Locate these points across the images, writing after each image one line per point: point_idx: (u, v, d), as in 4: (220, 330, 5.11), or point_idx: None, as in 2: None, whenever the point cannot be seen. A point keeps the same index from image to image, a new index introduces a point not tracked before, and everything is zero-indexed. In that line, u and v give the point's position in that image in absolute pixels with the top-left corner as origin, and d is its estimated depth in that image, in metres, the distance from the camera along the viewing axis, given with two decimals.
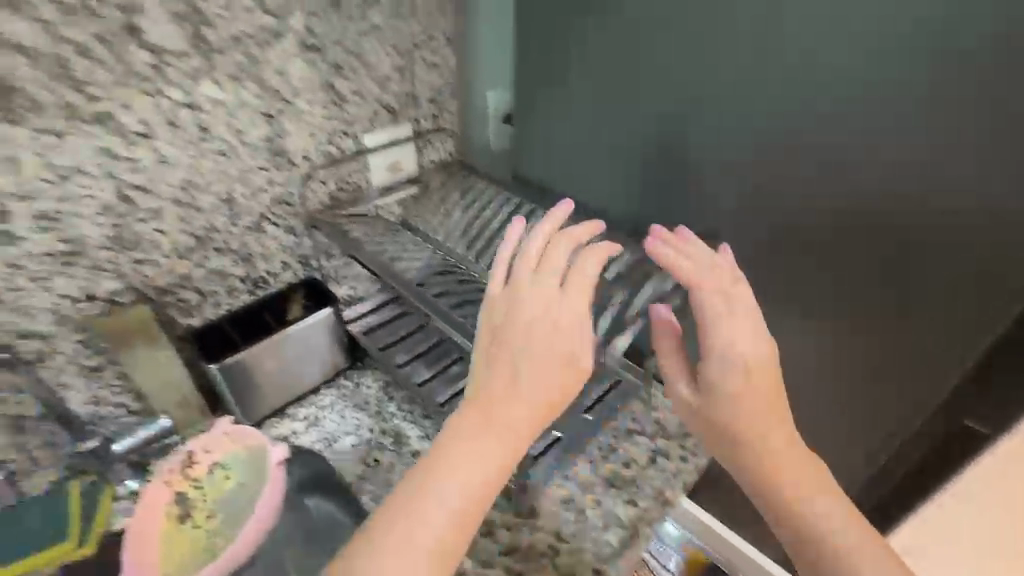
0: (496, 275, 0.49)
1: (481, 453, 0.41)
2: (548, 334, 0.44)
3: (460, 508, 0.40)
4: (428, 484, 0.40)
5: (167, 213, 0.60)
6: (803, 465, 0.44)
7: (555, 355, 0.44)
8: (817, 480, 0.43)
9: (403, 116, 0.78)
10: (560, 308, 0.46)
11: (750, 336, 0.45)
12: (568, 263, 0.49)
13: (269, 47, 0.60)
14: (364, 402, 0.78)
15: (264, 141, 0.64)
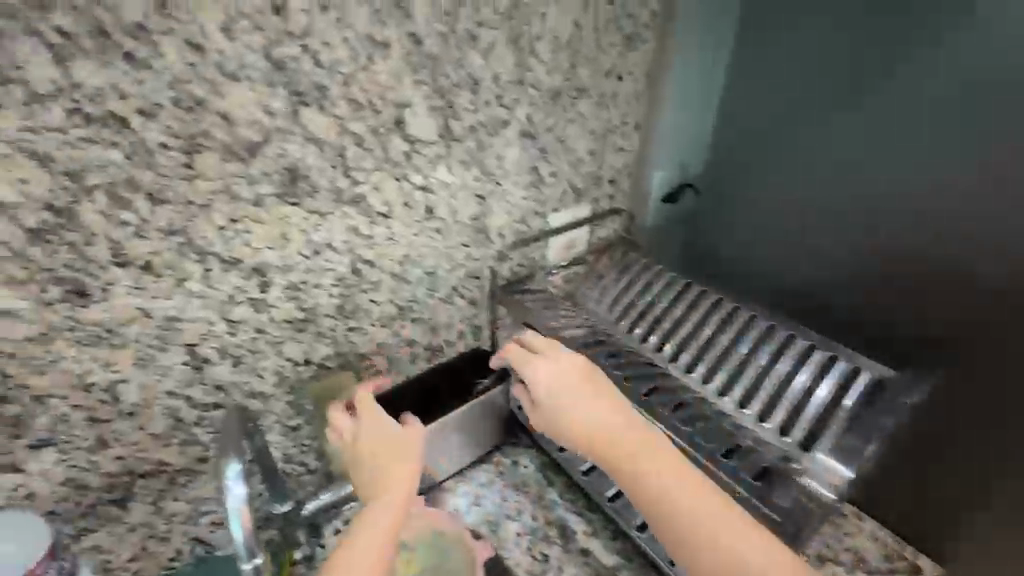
0: (342, 415, 0.59)
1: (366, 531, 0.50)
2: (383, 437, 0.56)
3: (393, 499, 0.52)
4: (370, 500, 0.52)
5: (383, 284, 0.62)
6: (665, 479, 0.52)
7: (395, 449, 0.56)
8: (697, 503, 0.51)
9: (585, 196, 0.79)
10: (374, 413, 0.58)
11: (568, 376, 0.58)
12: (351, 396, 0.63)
13: (495, 135, 0.62)
14: (524, 484, 0.75)
15: (472, 219, 0.66)
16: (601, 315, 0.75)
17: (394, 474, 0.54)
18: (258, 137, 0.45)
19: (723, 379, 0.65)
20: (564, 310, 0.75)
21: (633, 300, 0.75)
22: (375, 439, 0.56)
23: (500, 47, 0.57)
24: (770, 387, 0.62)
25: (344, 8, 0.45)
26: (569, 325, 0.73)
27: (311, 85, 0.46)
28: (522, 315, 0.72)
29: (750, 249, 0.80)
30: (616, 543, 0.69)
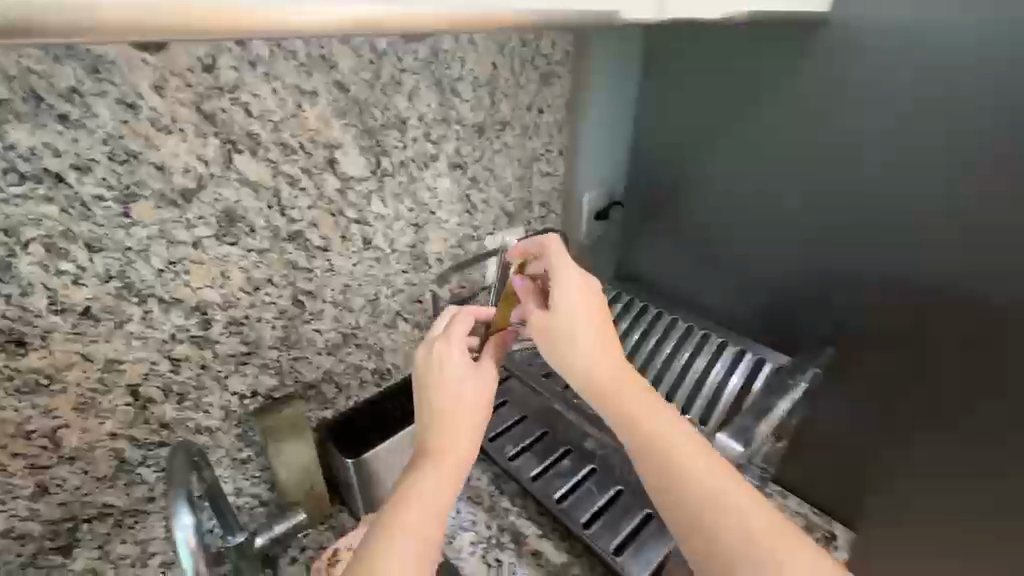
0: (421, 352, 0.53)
1: (424, 491, 0.42)
2: (466, 392, 0.50)
3: (449, 460, 0.46)
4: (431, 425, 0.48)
5: (326, 314, 0.65)
6: (697, 471, 0.43)
7: (468, 408, 0.49)
8: (730, 503, 0.41)
9: (518, 218, 0.85)
10: (450, 360, 0.51)
11: (580, 325, 0.50)
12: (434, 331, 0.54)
13: (425, 168, 0.67)
14: (477, 495, 0.78)
15: (409, 247, 0.71)
16: None
17: (461, 431, 0.48)
18: (193, 184, 0.49)
19: (650, 379, 0.71)
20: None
21: None
22: (460, 374, 0.51)
23: (423, 89, 0.63)
24: (691, 378, 0.70)
25: (272, 63, 0.49)
26: None
27: (243, 134, 0.50)
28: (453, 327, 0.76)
29: (773, 287, 0.75)
30: (566, 541, 0.72)
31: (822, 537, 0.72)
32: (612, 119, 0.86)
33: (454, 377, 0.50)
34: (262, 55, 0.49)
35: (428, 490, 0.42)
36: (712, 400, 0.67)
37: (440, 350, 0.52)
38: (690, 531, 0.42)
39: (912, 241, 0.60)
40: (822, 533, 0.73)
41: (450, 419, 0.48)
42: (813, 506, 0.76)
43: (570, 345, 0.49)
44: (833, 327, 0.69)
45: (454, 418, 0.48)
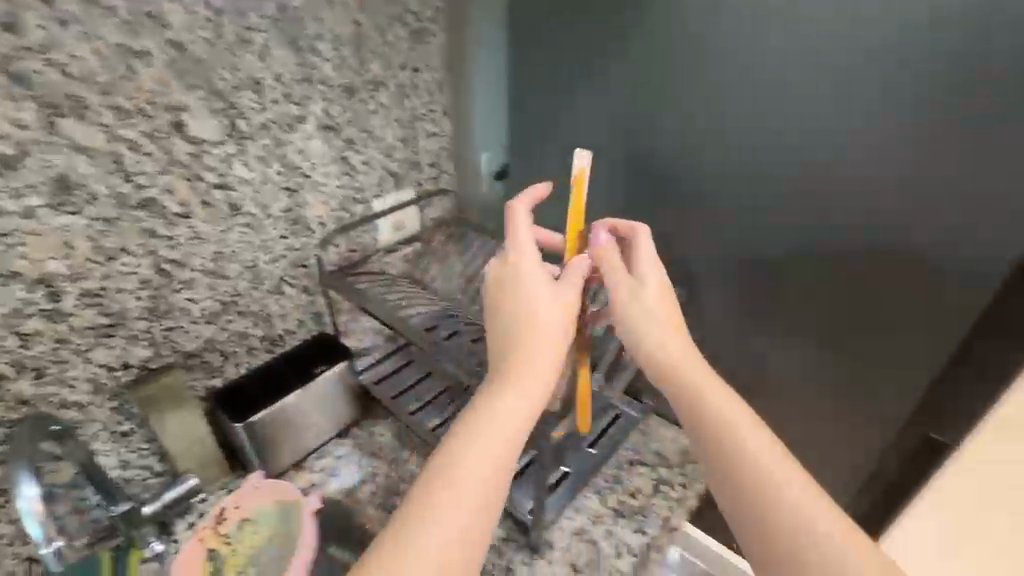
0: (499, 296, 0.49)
1: (473, 464, 0.38)
2: (528, 345, 0.45)
3: (508, 423, 0.41)
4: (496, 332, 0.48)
5: (197, 282, 0.65)
6: (759, 448, 0.40)
7: (537, 363, 0.45)
8: (779, 474, 0.39)
9: (406, 180, 0.86)
10: (520, 307, 0.48)
11: (653, 315, 0.49)
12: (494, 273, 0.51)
13: (291, 131, 0.67)
14: (378, 449, 0.82)
15: (285, 212, 0.71)
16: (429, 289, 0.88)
17: (519, 386, 0.43)
18: (13, 151, 0.48)
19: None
20: (403, 288, 0.84)
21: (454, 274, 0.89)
22: (536, 282, 0.49)
23: (275, 48, 0.62)
24: None
25: (88, 21, 0.48)
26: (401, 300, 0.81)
27: (67, 97, 0.49)
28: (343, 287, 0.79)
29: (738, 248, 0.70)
30: None
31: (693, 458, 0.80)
32: (496, 78, 0.85)
33: (535, 286, 0.49)
34: (75, 13, 0.47)
35: (512, 402, 0.42)
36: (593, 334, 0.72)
37: (509, 302, 0.48)
38: (735, 495, 0.40)
39: (888, 196, 0.58)
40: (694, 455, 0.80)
41: (514, 372, 0.44)
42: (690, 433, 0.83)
43: (627, 313, 0.50)
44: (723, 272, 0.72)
45: (516, 371, 0.44)
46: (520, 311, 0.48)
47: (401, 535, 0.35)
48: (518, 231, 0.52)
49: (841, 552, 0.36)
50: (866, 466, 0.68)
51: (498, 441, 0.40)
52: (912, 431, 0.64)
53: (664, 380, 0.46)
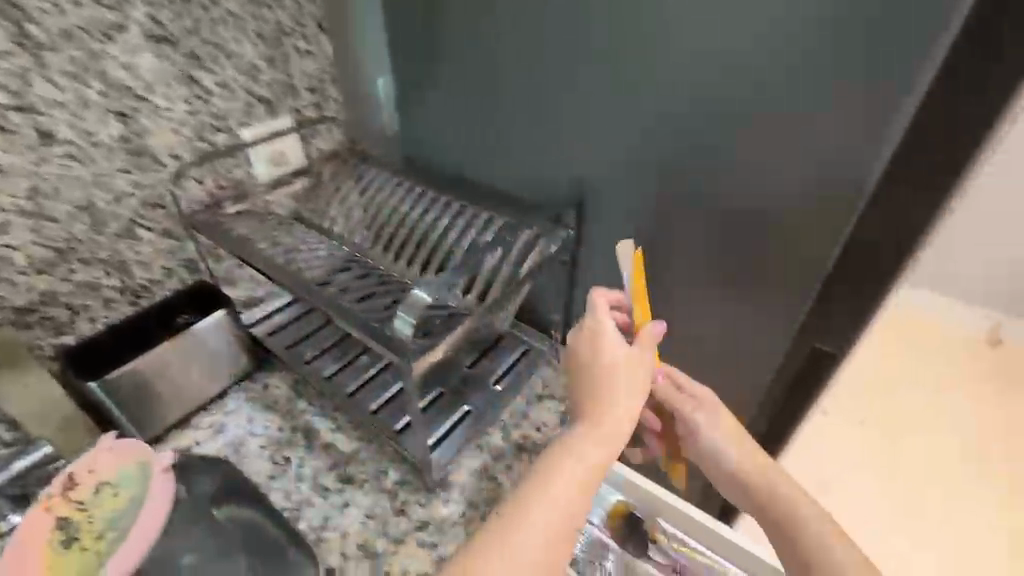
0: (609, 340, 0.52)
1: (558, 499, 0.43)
2: (627, 391, 0.50)
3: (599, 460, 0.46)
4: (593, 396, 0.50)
5: (14, 226, 0.58)
6: (795, 497, 0.52)
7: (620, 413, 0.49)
8: (811, 517, 0.51)
9: (281, 107, 0.77)
10: (637, 368, 0.52)
11: (714, 414, 0.59)
12: (601, 339, 0.53)
13: (109, 42, 0.58)
14: (273, 402, 0.77)
15: (120, 141, 0.62)
16: (323, 228, 0.82)
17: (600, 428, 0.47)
18: None
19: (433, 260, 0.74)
20: (286, 234, 0.77)
21: (347, 209, 0.83)
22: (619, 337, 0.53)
23: None
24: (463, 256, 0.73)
25: None
26: (280, 245, 0.73)
27: None
28: (206, 230, 0.70)
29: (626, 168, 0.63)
30: (359, 431, 0.73)
31: None
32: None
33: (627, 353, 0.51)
34: None
35: (603, 445, 0.47)
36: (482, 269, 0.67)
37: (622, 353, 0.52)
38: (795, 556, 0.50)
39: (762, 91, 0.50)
40: None
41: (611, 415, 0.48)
42: None
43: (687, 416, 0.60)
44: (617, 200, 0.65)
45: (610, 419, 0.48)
46: (602, 359, 0.51)
47: (498, 534, 0.42)
48: (601, 315, 0.54)
49: (828, 543, 0.49)
50: (765, 393, 0.66)
51: (577, 475, 0.45)
52: (800, 352, 0.60)
53: (712, 464, 0.58)
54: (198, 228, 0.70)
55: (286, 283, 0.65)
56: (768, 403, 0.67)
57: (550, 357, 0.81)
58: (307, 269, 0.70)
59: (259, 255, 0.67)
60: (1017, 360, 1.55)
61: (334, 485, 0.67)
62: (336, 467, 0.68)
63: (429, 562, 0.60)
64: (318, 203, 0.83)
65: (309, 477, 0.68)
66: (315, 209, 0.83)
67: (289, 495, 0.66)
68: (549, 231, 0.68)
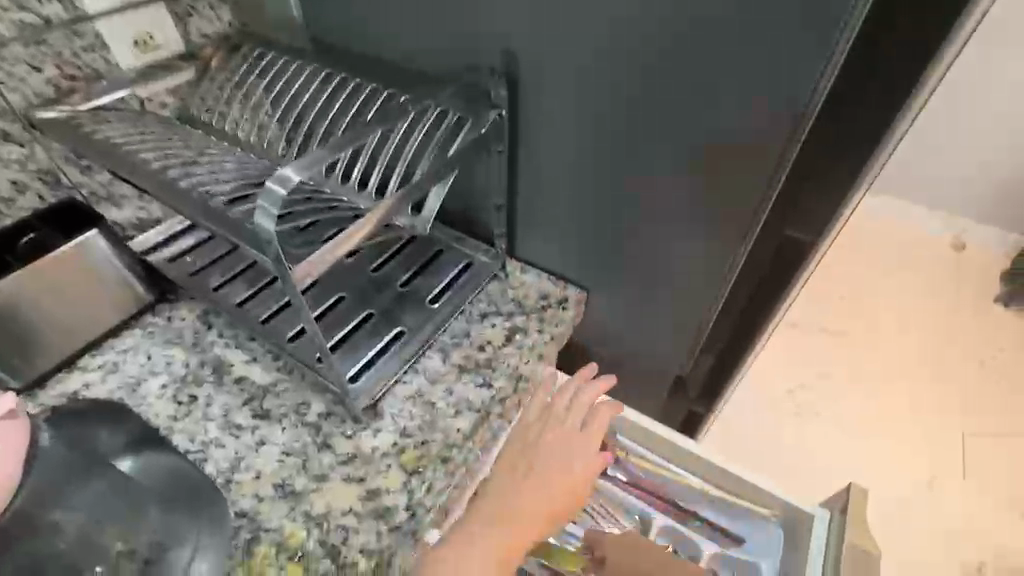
0: (569, 437, 0.55)
1: (482, 551, 0.48)
2: (563, 467, 0.54)
3: (527, 528, 0.50)
4: (530, 477, 0.52)
5: None
6: None
7: (557, 488, 0.52)
8: None
9: None
10: (584, 450, 0.55)
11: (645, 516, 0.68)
12: (577, 424, 0.56)
13: None
14: (178, 336, 0.67)
15: None
16: (224, 134, 0.70)
17: (527, 497, 0.51)
18: None
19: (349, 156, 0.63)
20: (179, 146, 0.62)
21: (252, 109, 0.69)
22: (583, 432, 0.56)
23: None
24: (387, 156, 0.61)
25: None
26: (167, 154, 0.60)
27: None
28: (56, 130, 0.56)
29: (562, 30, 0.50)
30: (277, 362, 0.64)
31: (554, 303, 0.70)
32: None
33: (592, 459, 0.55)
34: None
35: (530, 514, 0.50)
36: (397, 155, 0.61)
37: (579, 440, 0.55)
38: None
39: None
40: (555, 299, 0.70)
41: (547, 485, 0.52)
42: (553, 275, 0.72)
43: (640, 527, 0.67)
44: (550, 66, 0.52)
45: (546, 494, 0.51)
46: (557, 439, 0.55)
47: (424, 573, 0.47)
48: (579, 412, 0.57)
49: None
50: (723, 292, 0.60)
51: (503, 536, 0.49)
52: (767, 247, 0.54)
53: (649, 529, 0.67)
54: (40, 125, 0.56)
55: (180, 207, 0.53)
56: (736, 302, 0.61)
57: (496, 271, 0.71)
58: (184, 178, 0.56)
59: (142, 169, 0.54)
60: (981, 264, 1.52)
61: (247, 423, 0.59)
62: (250, 402, 0.60)
63: (355, 497, 0.54)
64: (210, 102, 0.70)
65: (218, 416, 0.59)
66: (208, 110, 0.70)
67: (195, 437, 0.58)
68: (473, 113, 0.56)
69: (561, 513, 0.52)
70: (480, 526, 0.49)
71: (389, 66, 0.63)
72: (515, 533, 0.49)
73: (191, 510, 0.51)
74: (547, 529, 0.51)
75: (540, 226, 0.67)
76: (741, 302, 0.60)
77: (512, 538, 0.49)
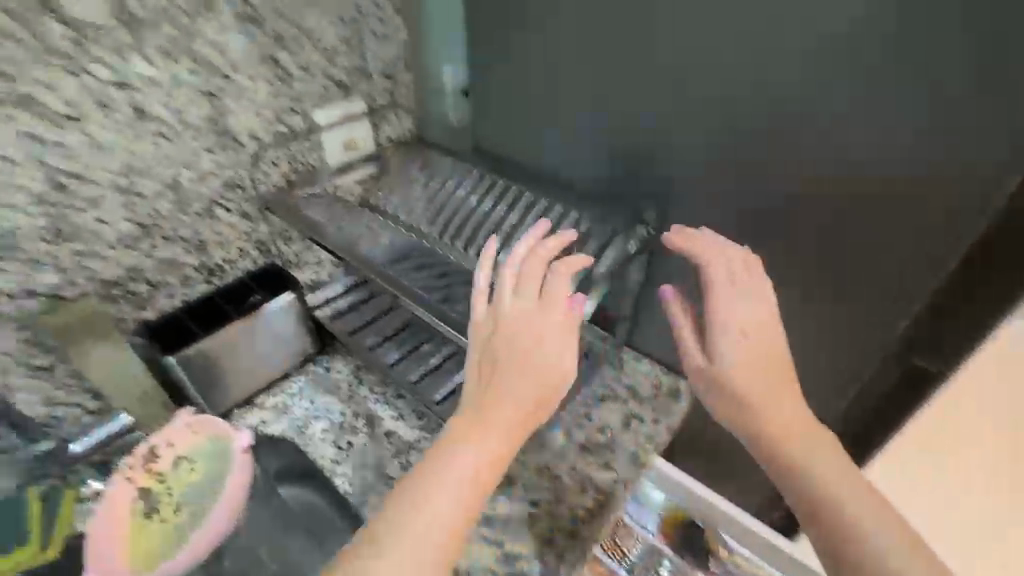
0: (514, 303, 0.48)
1: (469, 461, 0.42)
2: (523, 344, 0.46)
3: (497, 428, 0.43)
4: (496, 374, 0.46)
5: (106, 201, 0.57)
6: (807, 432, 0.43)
7: (536, 383, 0.45)
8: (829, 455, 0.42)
9: (355, 91, 0.76)
10: (553, 322, 0.48)
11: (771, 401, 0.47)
12: (545, 284, 0.50)
13: (201, 18, 0.57)
14: (335, 386, 0.77)
15: (206, 121, 0.62)
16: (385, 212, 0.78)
17: (508, 386, 0.45)
18: None
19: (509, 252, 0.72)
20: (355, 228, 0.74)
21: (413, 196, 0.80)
22: (531, 309, 0.48)
23: None
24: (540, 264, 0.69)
25: None
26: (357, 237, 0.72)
27: None
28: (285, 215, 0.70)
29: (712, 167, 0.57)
30: (421, 420, 0.73)
31: (665, 394, 0.75)
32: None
33: (558, 303, 0.49)
34: None
35: (505, 407, 0.44)
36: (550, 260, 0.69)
37: (540, 312, 0.48)
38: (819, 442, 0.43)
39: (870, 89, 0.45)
40: (668, 390, 0.75)
41: (529, 372, 0.45)
42: (665, 367, 0.78)
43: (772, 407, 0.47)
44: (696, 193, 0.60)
45: (532, 385, 0.45)
46: (523, 330, 0.47)
47: (409, 486, 0.40)
48: (553, 290, 0.49)
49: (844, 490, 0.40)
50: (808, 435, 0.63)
51: (483, 445, 0.42)
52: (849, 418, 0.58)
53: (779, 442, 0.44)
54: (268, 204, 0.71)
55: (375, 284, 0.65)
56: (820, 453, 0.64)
57: (613, 359, 0.77)
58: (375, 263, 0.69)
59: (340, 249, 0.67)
60: None
61: (398, 474, 0.67)
62: (399, 456, 0.69)
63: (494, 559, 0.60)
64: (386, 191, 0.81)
65: (373, 464, 0.69)
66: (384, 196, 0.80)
67: (354, 482, 0.67)
68: (625, 228, 0.65)
69: (545, 399, 0.46)
70: (459, 435, 0.43)
71: (542, 179, 0.75)
72: (500, 437, 0.43)
73: (321, 549, 0.59)
74: (542, 409, 0.46)
75: (659, 322, 0.74)
76: (861, 431, 0.56)
77: (503, 430, 0.43)
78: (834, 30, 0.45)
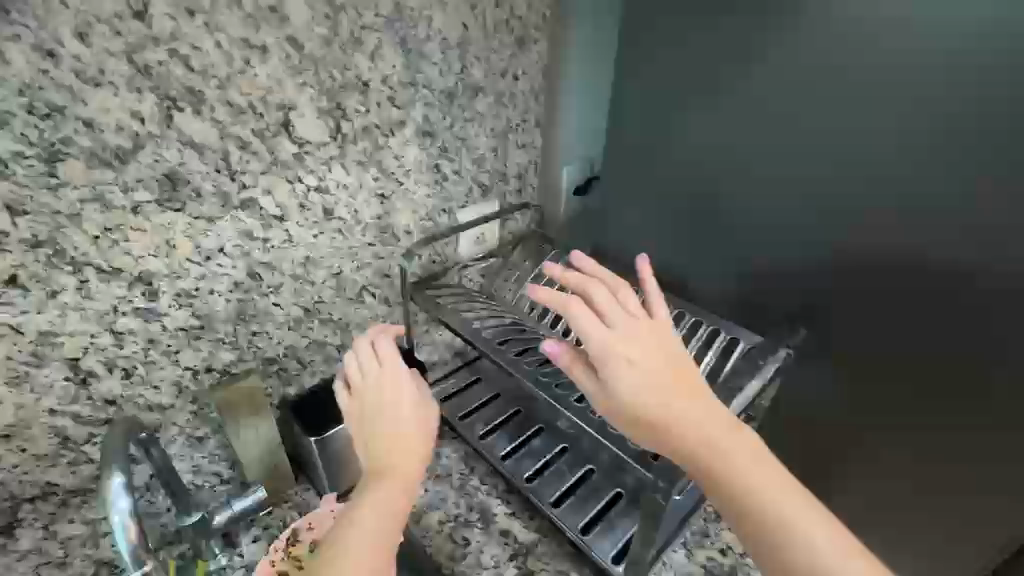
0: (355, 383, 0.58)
1: (372, 519, 0.49)
2: (404, 423, 0.55)
3: (391, 482, 0.52)
4: (378, 442, 0.54)
5: (285, 287, 0.62)
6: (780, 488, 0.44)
7: (409, 449, 0.54)
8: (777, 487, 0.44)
9: (493, 191, 0.81)
10: (402, 395, 0.57)
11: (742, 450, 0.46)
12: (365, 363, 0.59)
13: (391, 135, 0.64)
14: (447, 474, 0.77)
15: (374, 219, 0.67)
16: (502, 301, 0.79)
17: (395, 457, 0.53)
18: (128, 143, 0.46)
19: None
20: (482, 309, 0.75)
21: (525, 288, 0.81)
22: (398, 385, 0.57)
23: (387, 49, 0.58)
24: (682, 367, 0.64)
25: (212, 12, 0.46)
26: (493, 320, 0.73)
27: (186, 89, 0.47)
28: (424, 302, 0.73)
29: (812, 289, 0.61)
30: (535, 520, 0.72)
31: None
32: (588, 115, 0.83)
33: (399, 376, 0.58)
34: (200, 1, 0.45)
35: (391, 470, 0.52)
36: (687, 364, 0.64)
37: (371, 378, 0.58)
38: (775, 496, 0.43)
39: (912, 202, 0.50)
40: None
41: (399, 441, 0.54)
42: None
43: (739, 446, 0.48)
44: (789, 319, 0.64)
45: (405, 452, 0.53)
46: (369, 406, 0.56)
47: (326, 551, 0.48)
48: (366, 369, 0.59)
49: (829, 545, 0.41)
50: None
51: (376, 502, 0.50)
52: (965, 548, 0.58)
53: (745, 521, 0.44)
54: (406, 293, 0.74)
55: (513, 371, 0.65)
56: None
57: None
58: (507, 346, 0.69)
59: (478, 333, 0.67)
60: None
61: None
62: (517, 558, 0.68)
63: None
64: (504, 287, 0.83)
65: (491, 565, 0.67)
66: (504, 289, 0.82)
67: None
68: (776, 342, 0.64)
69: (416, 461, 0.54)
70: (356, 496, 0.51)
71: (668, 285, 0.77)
72: (388, 495, 0.51)
73: None
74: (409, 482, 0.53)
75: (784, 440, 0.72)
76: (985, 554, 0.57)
77: (393, 490, 0.51)
78: (864, 154, 0.53)
